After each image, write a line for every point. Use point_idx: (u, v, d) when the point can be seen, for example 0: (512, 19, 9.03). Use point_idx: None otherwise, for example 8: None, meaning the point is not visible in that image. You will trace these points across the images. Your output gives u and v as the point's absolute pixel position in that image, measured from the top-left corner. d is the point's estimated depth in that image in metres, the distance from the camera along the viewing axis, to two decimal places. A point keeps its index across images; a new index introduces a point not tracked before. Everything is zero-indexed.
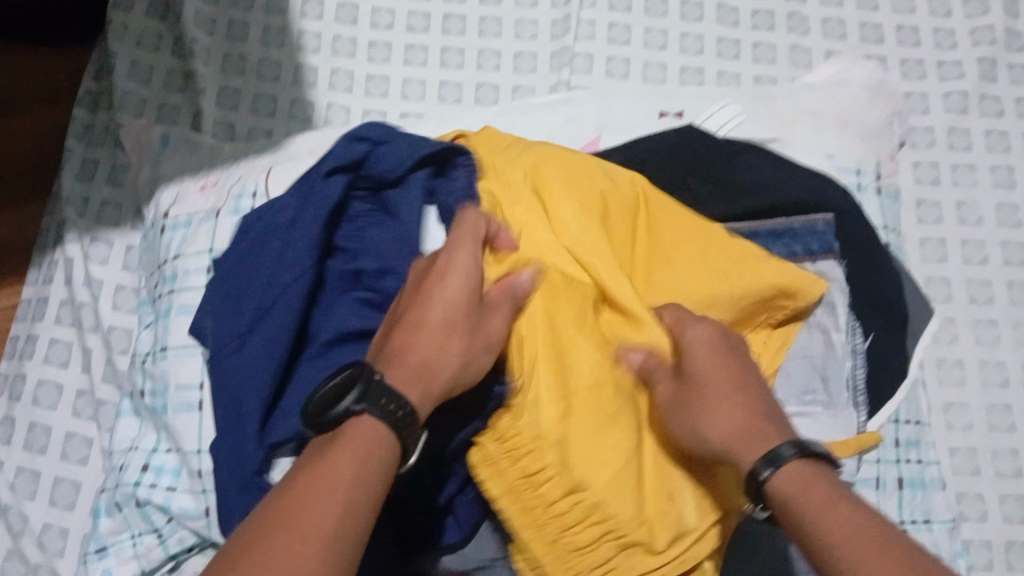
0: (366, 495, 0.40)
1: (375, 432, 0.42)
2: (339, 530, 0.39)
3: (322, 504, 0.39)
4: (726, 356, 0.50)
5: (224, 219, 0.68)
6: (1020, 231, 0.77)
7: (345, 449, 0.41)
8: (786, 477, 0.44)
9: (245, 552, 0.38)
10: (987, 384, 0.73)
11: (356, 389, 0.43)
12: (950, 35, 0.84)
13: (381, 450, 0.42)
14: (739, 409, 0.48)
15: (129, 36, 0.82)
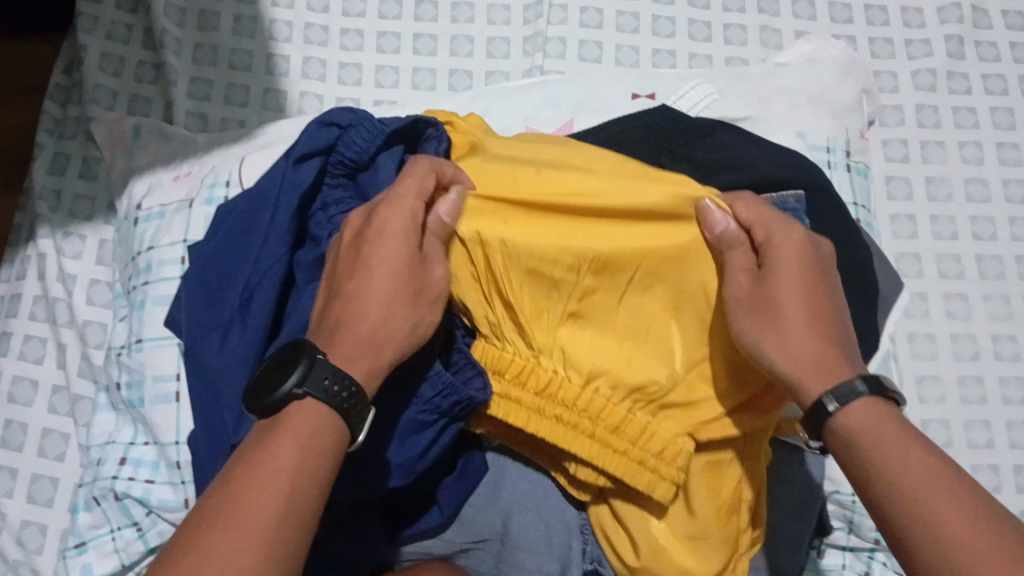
0: (310, 477, 0.41)
1: (317, 415, 0.43)
2: (284, 517, 0.40)
3: (266, 498, 0.40)
4: (806, 268, 0.50)
5: (198, 209, 0.67)
6: (989, 206, 0.78)
7: (286, 439, 0.42)
8: (855, 413, 0.46)
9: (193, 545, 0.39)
10: (960, 357, 0.74)
11: (299, 367, 0.43)
12: (918, 13, 0.85)
13: (323, 432, 0.43)
14: (805, 335, 0.49)
15: (100, 28, 0.82)
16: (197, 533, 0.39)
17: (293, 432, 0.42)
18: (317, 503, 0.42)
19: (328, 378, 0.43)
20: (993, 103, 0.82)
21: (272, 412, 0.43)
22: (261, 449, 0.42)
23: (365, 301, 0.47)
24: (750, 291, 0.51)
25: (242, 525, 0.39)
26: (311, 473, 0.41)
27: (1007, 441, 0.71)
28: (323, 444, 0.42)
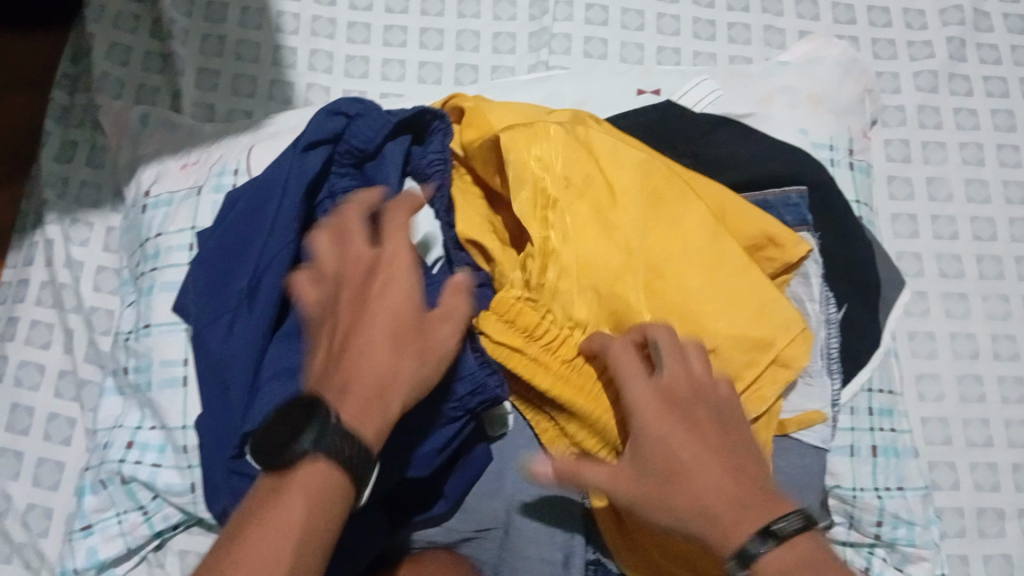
0: (312, 545, 0.42)
1: (326, 481, 0.44)
2: None
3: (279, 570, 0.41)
4: (686, 442, 0.49)
5: (206, 197, 0.68)
6: (989, 207, 0.79)
7: (294, 501, 0.43)
8: (768, 561, 0.45)
9: None
10: (958, 355, 0.74)
11: (313, 428, 0.44)
12: (920, 15, 0.86)
13: (328, 499, 0.43)
14: (699, 452, 0.48)
15: (108, 17, 0.82)
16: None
17: (303, 499, 0.43)
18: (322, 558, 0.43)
19: (342, 437, 0.44)
20: (994, 105, 0.83)
21: (282, 465, 0.44)
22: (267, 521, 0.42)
23: (365, 355, 0.46)
24: (645, 424, 0.50)
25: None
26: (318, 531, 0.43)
27: (1004, 439, 0.72)
28: (331, 510, 0.43)
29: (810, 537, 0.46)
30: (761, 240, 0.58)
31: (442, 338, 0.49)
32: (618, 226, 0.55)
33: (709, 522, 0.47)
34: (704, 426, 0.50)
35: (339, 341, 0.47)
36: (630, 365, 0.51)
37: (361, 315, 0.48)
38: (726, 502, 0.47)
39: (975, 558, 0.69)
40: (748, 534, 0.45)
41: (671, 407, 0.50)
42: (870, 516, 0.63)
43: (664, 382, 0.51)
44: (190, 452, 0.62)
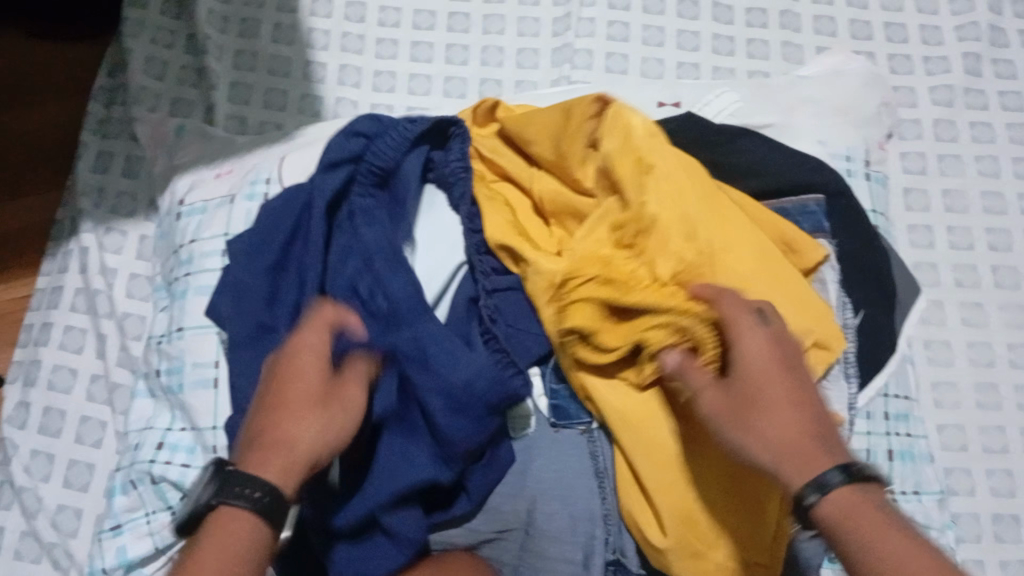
0: None
1: (237, 527, 0.42)
2: None
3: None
4: (769, 361, 0.47)
5: (239, 204, 0.70)
6: (1006, 218, 0.80)
7: (203, 553, 0.40)
8: (834, 505, 0.42)
9: None
10: (976, 364, 0.75)
11: (212, 484, 0.43)
12: (937, 31, 0.87)
13: (246, 547, 0.41)
14: (791, 392, 0.46)
15: (144, 33, 0.85)
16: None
17: (212, 549, 0.40)
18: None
19: (242, 489, 0.42)
20: (1010, 119, 0.84)
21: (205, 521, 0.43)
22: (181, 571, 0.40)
23: (290, 422, 0.45)
24: (751, 351, 0.48)
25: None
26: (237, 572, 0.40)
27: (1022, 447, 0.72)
28: (239, 549, 0.41)
29: (873, 493, 0.43)
30: (779, 242, 0.61)
31: (343, 413, 0.48)
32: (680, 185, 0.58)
33: (782, 458, 0.44)
34: (801, 377, 0.48)
35: (266, 404, 0.47)
36: (745, 316, 0.50)
37: (287, 389, 0.47)
38: (801, 438, 0.45)
39: (992, 564, 0.69)
40: (825, 467, 0.43)
41: (778, 352, 0.48)
42: None
43: (768, 329, 0.49)
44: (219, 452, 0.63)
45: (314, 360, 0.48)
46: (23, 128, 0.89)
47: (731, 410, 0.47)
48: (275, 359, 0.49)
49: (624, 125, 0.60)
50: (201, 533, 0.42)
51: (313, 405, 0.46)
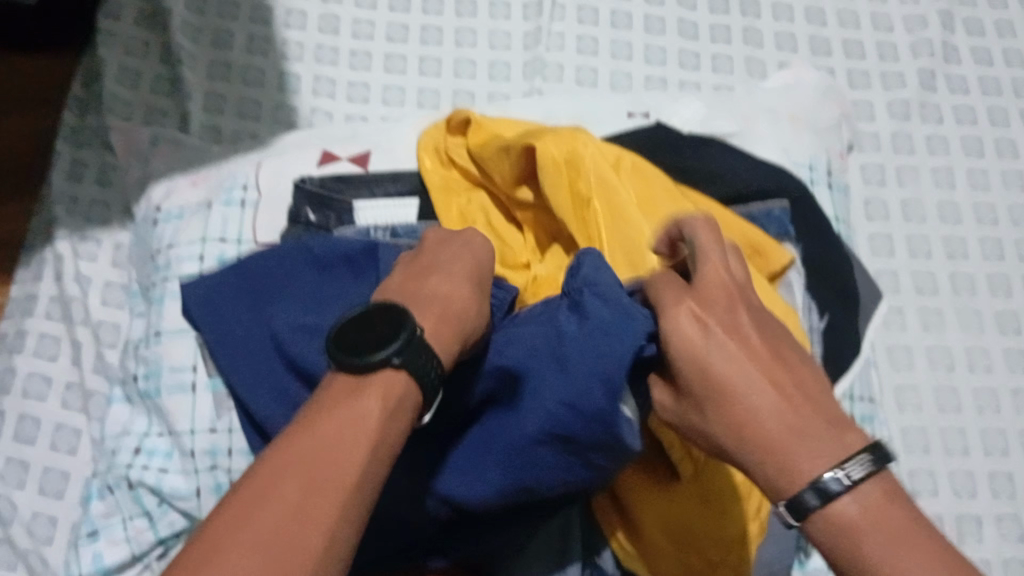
0: (382, 461, 0.39)
1: (404, 388, 0.41)
2: (352, 499, 0.37)
3: (329, 475, 0.37)
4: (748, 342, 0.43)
5: (217, 210, 0.71)
6: (961, 227, 0.83)
7: (368, 400, 0.40)
8: (840, 509, 0.38)
9: (262, 497, 0.36)
10: (936, 367, 0.77)
11: (397, 339, 0.41)
12: (892, 48, 0.91)
13: (402, 409, 0.41)
14: (765, 377, 0.42)
15: (118, 44, 0.85)
16: (237, 511, 0.35)
17: (374, 400, 0.40)
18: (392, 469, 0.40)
19: (425, 359, 0.42)
20: (963, 132, 0.88)
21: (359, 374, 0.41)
22: (338, 409, 0.39)
23: (440, 290, 0.46)
24: (708, 351, 0.43)
25: (289, 521, 0.35)
26: (392, 438, 0.40)
27: (981, 447, 0.74)
28: (404, 411, 0.41)
29: (885, 484, 0.39)
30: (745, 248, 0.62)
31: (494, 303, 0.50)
32: (639, 189, 0.61)
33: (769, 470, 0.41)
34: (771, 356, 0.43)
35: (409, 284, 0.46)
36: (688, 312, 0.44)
37: (440, 267, 0.48)
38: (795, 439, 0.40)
39: None
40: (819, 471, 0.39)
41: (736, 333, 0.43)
42: None
43: (709, 322, 0.44)
44: (199, 455, 0.64)
45: (473, 248, 0.50)
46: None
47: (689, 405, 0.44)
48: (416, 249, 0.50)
49: (573, 146, 0.61)
50: (369, 382, 0.40)
51: (472, 284, 0.48)
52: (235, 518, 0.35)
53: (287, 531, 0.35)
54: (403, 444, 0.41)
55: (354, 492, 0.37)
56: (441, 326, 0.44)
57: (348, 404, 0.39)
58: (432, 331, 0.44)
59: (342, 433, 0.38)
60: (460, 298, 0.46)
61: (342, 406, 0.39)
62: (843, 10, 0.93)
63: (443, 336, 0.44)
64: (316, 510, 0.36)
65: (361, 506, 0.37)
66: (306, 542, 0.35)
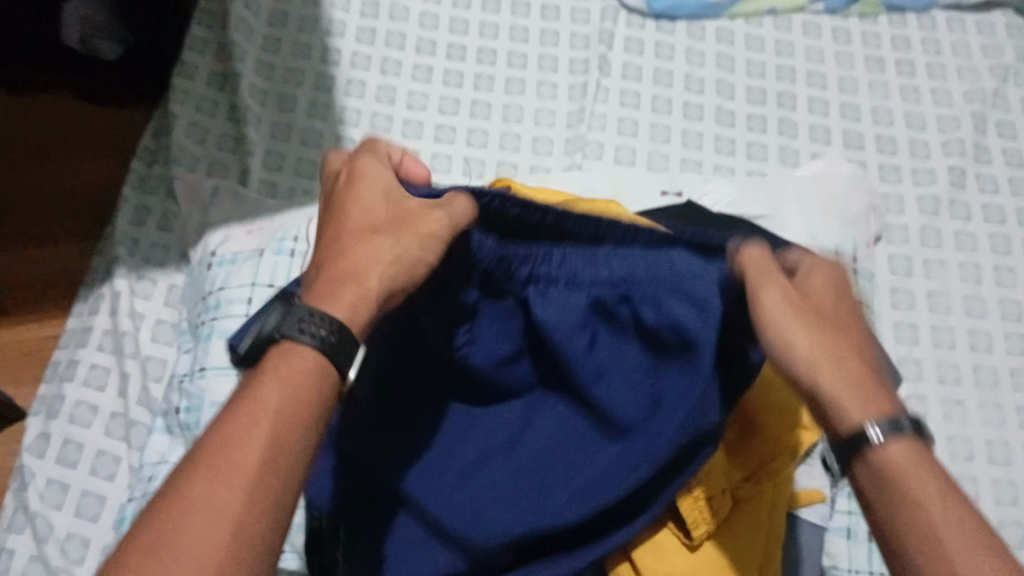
0: (293, 427, 0.42)
1: (302, 361, 0.43)
2: (261, 470, 0.40)
3: (233, 463, 0.40)
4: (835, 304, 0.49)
5: (267, 257, 0.75)
6: (986, 321, 0.85)
7: (270, 386, 0.42)
8: (891, 451, 0.44)
9: (177, 498, 0.39)
10: (957, 458, 0.78)
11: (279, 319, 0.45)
12: (924, 146, 0.94)
13: (311, 375, 0.43)
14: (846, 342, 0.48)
15: (190, 101, 0.92)
16: (157, 514, 0.38)
17: (276, 386, 0.42)
18: (309, 444, 0.42)
19: (302, 320, 0.44)
20: (992, 230, 0.90)
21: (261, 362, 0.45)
22: (244, 402, 0.42)
23: (357, 260, 0.48)
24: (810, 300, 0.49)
25: (198, 513, 0.38)
26: (303, 415, 0.42)
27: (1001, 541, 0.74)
28: (312, 384, 0.43)
29: (919, 449, 0.44)
30: None
31: (417, 226, 0.49)
32: None
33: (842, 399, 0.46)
34: (858, 325, 0.50)
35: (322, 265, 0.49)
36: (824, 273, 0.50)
37: (340, 241, 0.49)
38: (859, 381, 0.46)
39: None
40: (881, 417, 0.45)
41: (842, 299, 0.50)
42: None
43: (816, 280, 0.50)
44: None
45: (364, 203, 0.51)
46: (66, 183, 0.95)
47: (785, 341, 0.47)
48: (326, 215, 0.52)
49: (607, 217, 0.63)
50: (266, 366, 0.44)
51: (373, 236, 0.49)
52: (153, 519, 0.38)
53: (198, 520, 0.38)
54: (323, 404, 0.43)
55: (263, 473, 0.40)
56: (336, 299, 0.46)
57: (251, 394, 0.42)
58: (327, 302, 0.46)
59: (243, 423, 0.41)
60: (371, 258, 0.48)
61: (244, 396, 0.42)
62: (877, 107, 0.97)
63: (356, 304, 0.46)
64: (221, 497, 0.39)
65: (277, 481, 0.40)
66: (213, 528, 0.38)
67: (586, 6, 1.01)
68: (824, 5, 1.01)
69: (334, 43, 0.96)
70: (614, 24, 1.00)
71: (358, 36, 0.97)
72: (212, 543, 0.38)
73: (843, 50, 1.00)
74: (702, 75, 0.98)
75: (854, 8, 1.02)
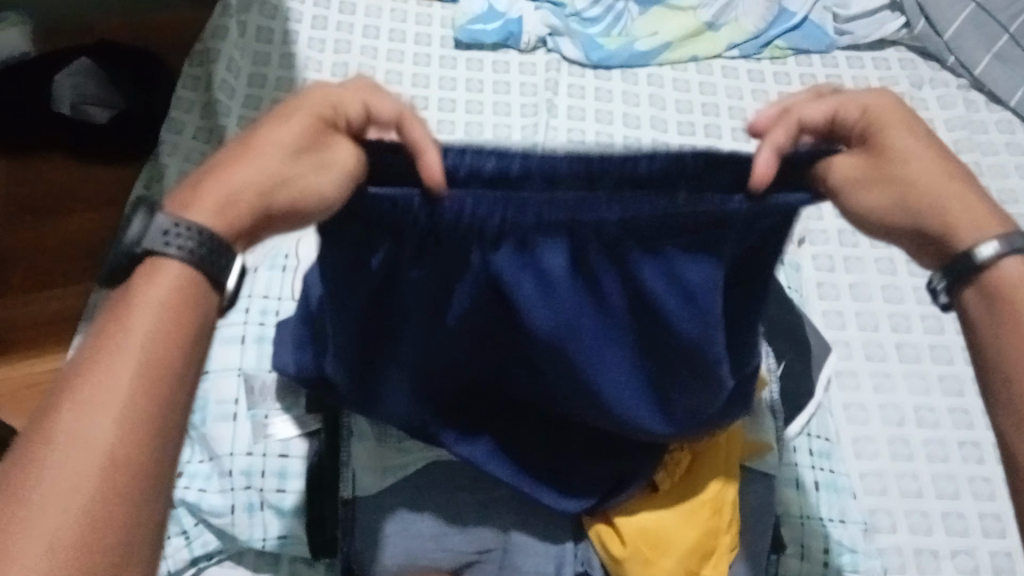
0: (172, 345, 0.43)
1: (169, 276, 0.44)
2: (141, 393, 0.41)
3: (108, 394, 0.41)
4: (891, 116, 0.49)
5: (263, 271, 0.86)
6: (904, 305, 0.94)
7: (141, 309, 0.43)
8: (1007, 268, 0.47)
9: (53, 427, 0.40)
10: (889, 423, 0.87)
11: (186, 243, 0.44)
12: None
13: (185, 291, 0.44)
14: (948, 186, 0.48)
15: (179, 153, 1.02)
16: (32, 444, 0.40)
17: (141, 309, 0.43)
18: (190, 366, 0.44)
19: (183, 239, 0.44)
20: None
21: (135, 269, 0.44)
22: (114, 324, 0.43)
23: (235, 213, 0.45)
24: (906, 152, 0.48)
25: (75, 447, 0.40)
26: (178, 336, 0.43)
27: (934, 490, 0.83)
28: (186, 305, 0.44)
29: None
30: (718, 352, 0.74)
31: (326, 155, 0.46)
32: None
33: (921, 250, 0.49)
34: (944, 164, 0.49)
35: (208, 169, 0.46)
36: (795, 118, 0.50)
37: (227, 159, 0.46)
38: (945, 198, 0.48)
39: None
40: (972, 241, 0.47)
41: (909, 134, 0.48)
42: (818, 541, 0.76)
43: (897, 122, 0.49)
44: (239, 474, 0.75)
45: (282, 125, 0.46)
46: (67, 235, 1.03)
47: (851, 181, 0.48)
48: (256, 120, 0.48)
49: None
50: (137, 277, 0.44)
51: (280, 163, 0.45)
52: (29, 455, 0.40)
53: (74, 447, 0.40)
54: (206, 314, 0.44)
55: (137, 402, 0.41)
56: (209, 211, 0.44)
57: (115, 323, 0.43)
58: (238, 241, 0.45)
59: (115, 358, 0.42)
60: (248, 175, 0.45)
61: (116, 320, 0.43)
62: None
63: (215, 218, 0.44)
64: (99, 426, 0.40)
65: (152, 419, 0.41)
66: (92, 461, 0.40)
67: (532, 59, 1.14)
68: (739, 51, 1.16)
69: None
70: (558, 73, 1.13)
71: None
72: (87, 466, 0.40)
73: (759, 86, 1.14)
74: (638, 113, 1.11)
75: (764, 52, 1.17)
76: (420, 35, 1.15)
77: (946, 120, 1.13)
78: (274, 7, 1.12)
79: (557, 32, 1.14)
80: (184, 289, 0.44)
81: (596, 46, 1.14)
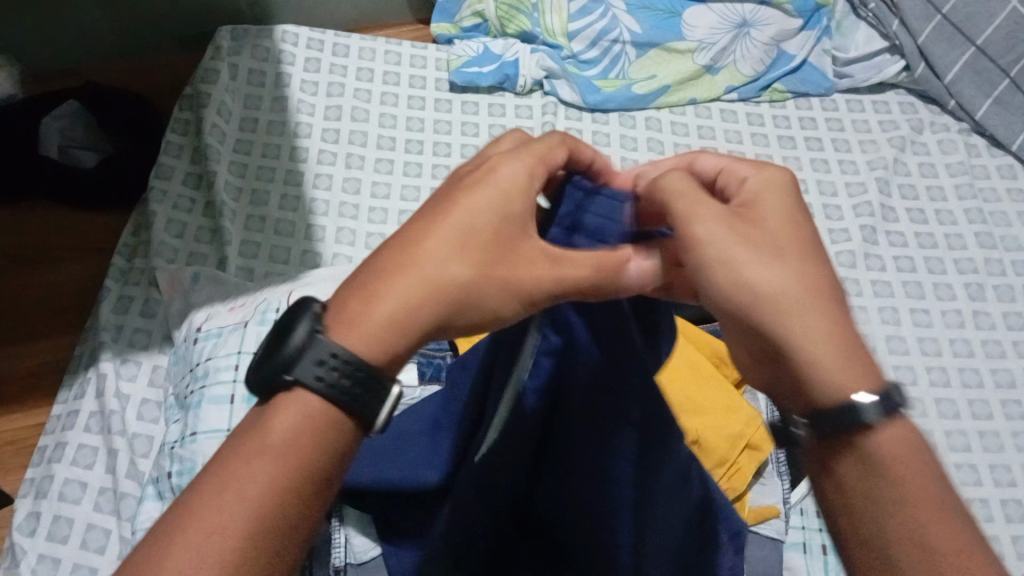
0: (309, 482, 0.44)
1: (308, 405, 0.45)
2: (272, 519, 0.43)
3: (238, 514, 0.42)
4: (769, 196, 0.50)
5: (252, 327, 0.83)
6: (909, 355, 0.96)
7: (270, 446, 0.44)
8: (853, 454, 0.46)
9: (184, 526, 0.42)
10: None
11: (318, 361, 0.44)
12: (837, 209, 1.07)
13: (324, 424, 0.45)
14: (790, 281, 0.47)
15: (167, 200, 1.01)
16: (169, 530, 0.42)
17: (271, 448, 0.44)
18: (315, 501, 0.45)
19: (326, 364, 0.44)
20: (904, 278, 1.02)
21: (270, 378, 0.45)
22: (251, 438, 0.44)
23: (398, 276, 0.47)
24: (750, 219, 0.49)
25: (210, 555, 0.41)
26: (313, 465, 0.44)
27: None
28: (324, 444, 0.45)
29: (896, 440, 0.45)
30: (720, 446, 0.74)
31: (489, 189, 0.49)
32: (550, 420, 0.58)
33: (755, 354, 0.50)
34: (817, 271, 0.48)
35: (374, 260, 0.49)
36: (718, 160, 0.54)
37: (391, 271, 0.48)
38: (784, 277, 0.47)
39: None
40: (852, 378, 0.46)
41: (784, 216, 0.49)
42: None
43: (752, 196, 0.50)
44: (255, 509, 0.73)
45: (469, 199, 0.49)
46: (49, 284, 1.02)
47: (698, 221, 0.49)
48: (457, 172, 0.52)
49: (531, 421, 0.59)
50: (277, 397, 0.45)
51: (463, 250, 0.48)
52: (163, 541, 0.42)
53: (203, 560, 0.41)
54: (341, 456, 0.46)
55: (261, 535, 0.42)
56: (374, 344, 0.46)
57: (258, 450, 0.44)
58: (379, 331, 0.46)
59: (248, 478, 0.43)
60: (455, 272, 0.48)
61: (258, 429, 0.44)
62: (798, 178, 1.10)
63: (393, 325, 0.46)
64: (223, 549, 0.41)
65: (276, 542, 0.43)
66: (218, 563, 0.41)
67: (528, 102, 1.13)
68: (738, 95, 1.15)
69: (301, 143, 1.06)
70: (555, 116, 1.12)
71: (324, 136, 1.08)
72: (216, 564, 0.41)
73: (758, 130, 1.13)
74: (636, 157, 1.09)
75: (764, 95, 1.16)
76: (414, 78, 1.14)
77: (946, 165, 1.12)
78: (267, 49, 1.12)
79: (553, 75, 1.13)
80: (328, 429, 0.45)
81: (593, 89, 1.12)
